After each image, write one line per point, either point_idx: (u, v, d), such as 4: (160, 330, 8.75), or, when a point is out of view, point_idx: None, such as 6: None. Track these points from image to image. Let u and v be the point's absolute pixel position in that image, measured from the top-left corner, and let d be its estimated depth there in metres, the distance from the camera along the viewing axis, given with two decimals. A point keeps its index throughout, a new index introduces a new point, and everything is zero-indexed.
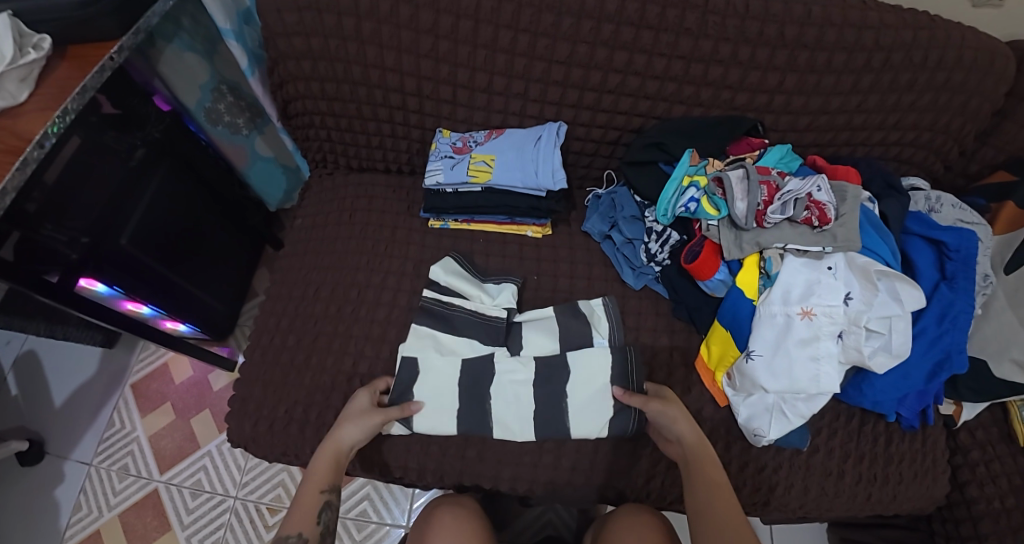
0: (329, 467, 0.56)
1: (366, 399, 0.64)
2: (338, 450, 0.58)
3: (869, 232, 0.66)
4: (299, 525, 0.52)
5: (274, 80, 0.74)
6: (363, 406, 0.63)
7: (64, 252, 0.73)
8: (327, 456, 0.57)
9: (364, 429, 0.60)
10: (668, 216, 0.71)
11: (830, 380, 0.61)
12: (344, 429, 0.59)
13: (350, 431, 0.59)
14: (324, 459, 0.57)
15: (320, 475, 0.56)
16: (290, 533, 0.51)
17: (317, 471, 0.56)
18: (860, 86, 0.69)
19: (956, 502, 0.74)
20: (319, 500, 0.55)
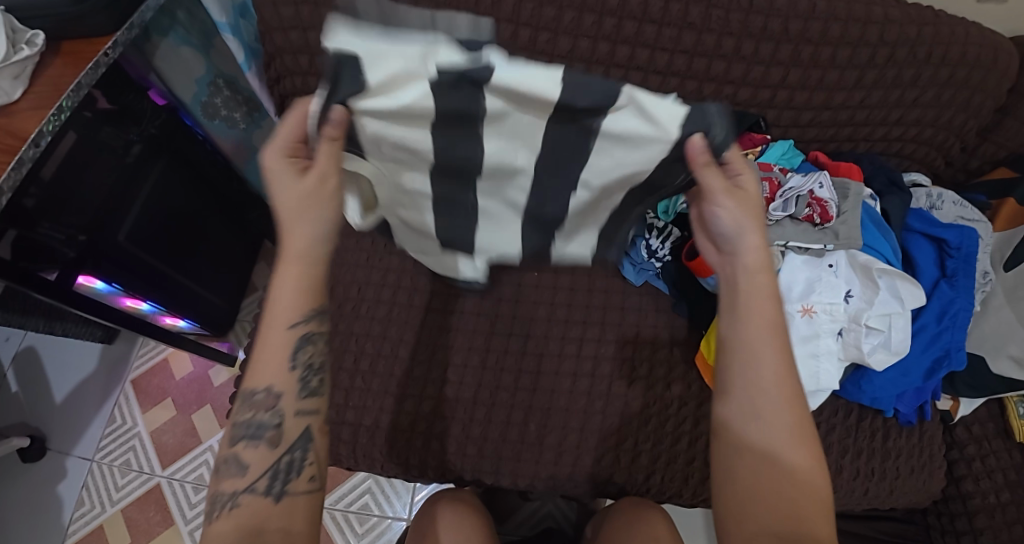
0: (302, 274, 0.40)
1: (290, 169, 0.40)
2: (302, 249, 0.40)
3: (871, 230, 0.66)
4: (269, 376, 0.41)
5: (272, 74, 0.73)
6: (296, 182, 0.40)
7: (62, 250, 0.71)
8: (291, 267, 0.40)
9: (314, 200, 0.39)
10: (668, 213, 0.72)
11: (829, 377, 0.62)
12: (292, 222, 0.39)
13: (298, 222, 0.39)
14: (290, 274, 0.40)
15: (287, 296, 0.40)
16: (256, 388, 0.40)
17: (285, 292, 0.40)
18: (864, 82, 0.68)
19: (951, 497, 0.75)
20: (290, 337, 0.41)
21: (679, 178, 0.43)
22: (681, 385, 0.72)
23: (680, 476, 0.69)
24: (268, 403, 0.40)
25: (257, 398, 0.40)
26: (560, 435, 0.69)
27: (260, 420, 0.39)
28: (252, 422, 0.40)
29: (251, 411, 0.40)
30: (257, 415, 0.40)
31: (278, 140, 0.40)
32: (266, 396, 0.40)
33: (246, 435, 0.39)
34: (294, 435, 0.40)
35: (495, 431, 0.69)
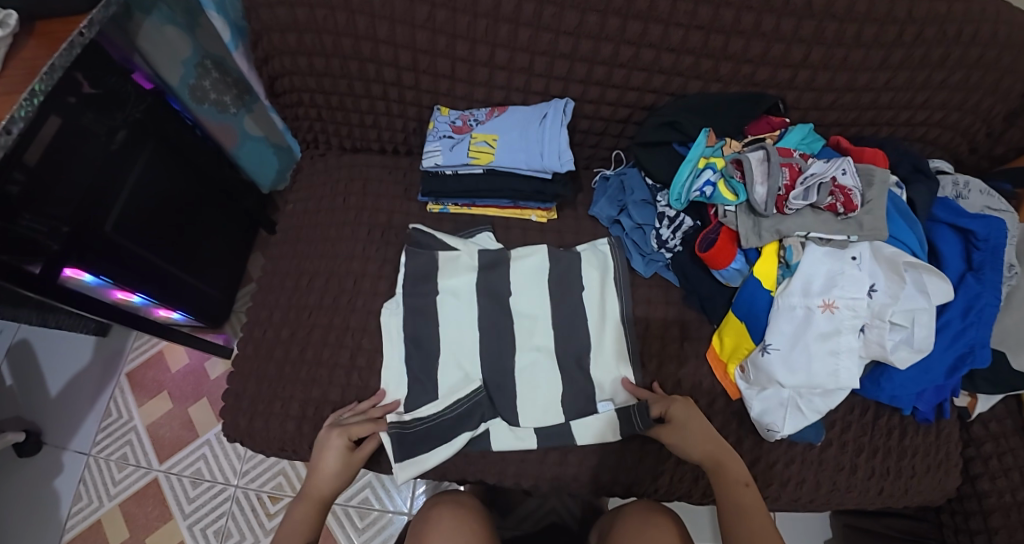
0: (312, 513, 0.59)
1: (339, 444, 0.60)
2: (320, 496, 0.59)
3: (897, 220, 0.62)
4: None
5: (259, 54, 0.69)
6: (338, 454, 0.60)
7: (44, 242, 0.69)
8: (308, 507, 0.59)
9: (343, 468, 0.60)
10: (682, 201, 0.66)
11: (849, 376, 0.58)
12: (321, 481, 0.59)
13: (325, 479, 0.59)
14: (306, 510, 0.58)
15: (300, 527, 0.57)
16: None
17: (298, 524, 0.57)
18: (890, 62, 0.63)
19: (966, 495, 0.73)
20: None
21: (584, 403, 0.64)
22: (691, 383, 0.69)
23: (690, 476, 0.67)
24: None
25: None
26: None
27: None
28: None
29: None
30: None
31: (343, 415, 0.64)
32: None
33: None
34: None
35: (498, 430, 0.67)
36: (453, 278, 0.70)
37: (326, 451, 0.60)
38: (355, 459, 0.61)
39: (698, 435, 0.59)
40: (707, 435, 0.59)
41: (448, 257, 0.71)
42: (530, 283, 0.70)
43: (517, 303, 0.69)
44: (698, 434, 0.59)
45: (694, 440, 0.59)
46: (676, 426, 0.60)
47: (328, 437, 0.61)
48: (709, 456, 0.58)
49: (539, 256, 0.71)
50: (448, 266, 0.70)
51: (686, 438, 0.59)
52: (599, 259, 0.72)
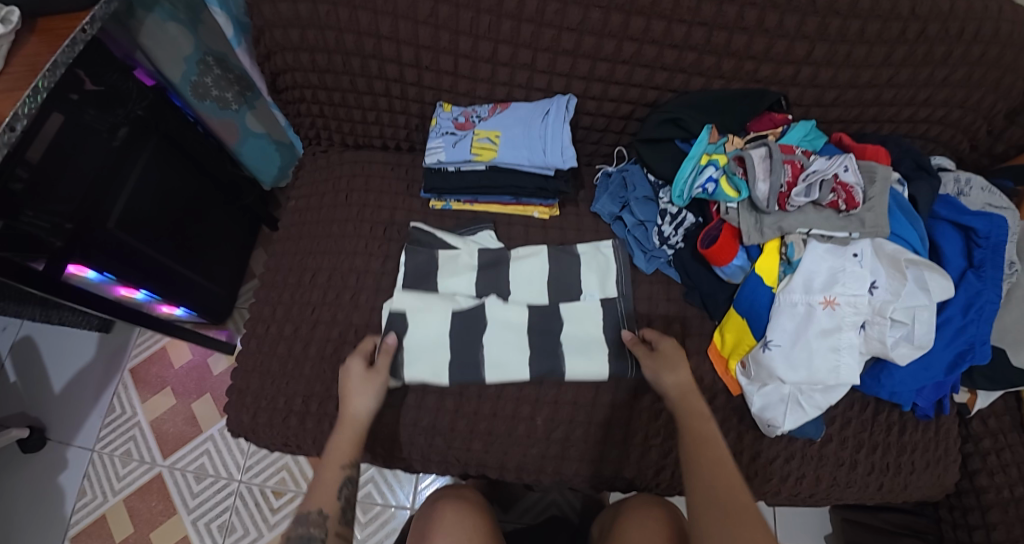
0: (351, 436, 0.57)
1: (358, 365, 0.62)
2: (354, 415, 0.58)
3: (898, 217, 0.63)
4: (320, 500, 0.53)
5: (261, 51, 0.69)
6: (360, 374, 0.61)
7: (49, 239, 0.71)
8: (346, 430, 0.58)
9: (369, 385, 0.60)
10: (684, 197, 0.67)
11: (850, 372, 0.59)
12: (353, 401, 0.59)
13: (357, 399, 0.59)
14: (344, 433, 0.57)
15: (340, 451, 0.56)
16: (310, 509, 0.53)
17: (337, 447, 0.56)
18: (893, 59, 0.63)
19: (965, 490, 0.73)
20: (340, 475, 0.55)
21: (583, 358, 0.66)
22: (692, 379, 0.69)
23: None
24: (318, 521, 0.52)
25: (311, 517, 0.52)
26: (569, 430, 0.67)
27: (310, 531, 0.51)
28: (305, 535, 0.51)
29: (304, 526, 0.51)
30: (308, 529, 0.51)
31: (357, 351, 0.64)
32: (318, 516, 0.52)
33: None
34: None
35: (501, 427, 0.67)
36: (454, 279, 0.71)
37: (348, 375, 0.61)
38: (377, 374, 0.61)
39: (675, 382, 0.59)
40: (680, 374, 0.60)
41: (447, 255, 0.72)
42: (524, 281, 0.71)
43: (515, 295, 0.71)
44: (673, 375, 0.59)
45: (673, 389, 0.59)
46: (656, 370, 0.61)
47: (347, 364, 0.62)
48: (684, 403, 0.57)
49: (536, 258, 0.72)
50: (448, 265, 0.72)
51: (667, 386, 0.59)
52: (600, 262, 0.73)
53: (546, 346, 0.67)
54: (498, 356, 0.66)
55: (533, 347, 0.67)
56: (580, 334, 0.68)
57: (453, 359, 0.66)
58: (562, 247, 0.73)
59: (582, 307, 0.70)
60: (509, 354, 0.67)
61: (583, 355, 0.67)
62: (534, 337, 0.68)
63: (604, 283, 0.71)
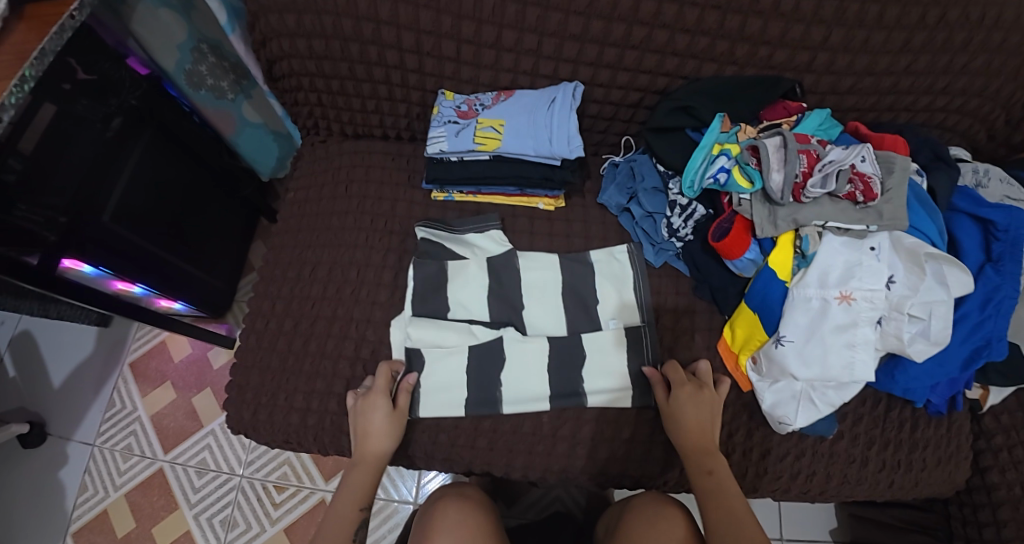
0: (368, 476, 0.58)
1: (383, 405, 0.60)
2: (377, 455, 0.59)
3: (916, 209, 0.60)
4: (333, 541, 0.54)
5: (256, 37, 0.67)
6: (387, 415, 0.60)
7: (41, 234, 0.68)
8: (367, 468, 0.58)
9: (393, 426, 0.60)
10: (695, 188, 0.64)
11: (864, 368, 0.57)
12: (376, 441, 0.59)
13: (381, 442, 0.59)
14: (365, 472, 0.58)
15: (359, 490, 0.58)
16: None
17: (356, 488, 0.58)
18: (912, 44, 0.60)
19: (976, 487, 0.72)
20: (357, 515, 0.57)
21: (605, 390, 0.65)
22: None
23: None
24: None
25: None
26: (575, 427, 0.66)
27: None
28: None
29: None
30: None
31: (377, 385, 0.61)
32: None
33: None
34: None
35: (505, 424, 0.66)
36: (462, 288, 0.69)
37: (371, 412, 0.60)
38: (401, 416, 0.61)
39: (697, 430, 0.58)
40: (702, 424, 0.58)
41: (457, 265, 0.70)
42: (540, 298, 0.69)
43: (532, 315, 0.69)
44: (694, 422, 0.58)
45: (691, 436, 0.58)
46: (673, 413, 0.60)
47: (372, 400, 0.60)
48: (704, 451, 0.57)
49: (547, 268, 0.71)
50: (458, 275, 0.70)
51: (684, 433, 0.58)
52: (615, 269, 0.71)
53: (564, 368, 0.66)
54: (517, 386, 0.65)
55: (554, 374, 0.66)
56: (601, 358, 0.66)
57: (470, 392, 0.65)
58: (575, 255, 0.72)
59: (604, 334, 0.68)
60: (529, 384, 0.65)
61: (603, 380, 0.66)
62: (555, 363, 0.66)
63: (621, 292, 0.70)
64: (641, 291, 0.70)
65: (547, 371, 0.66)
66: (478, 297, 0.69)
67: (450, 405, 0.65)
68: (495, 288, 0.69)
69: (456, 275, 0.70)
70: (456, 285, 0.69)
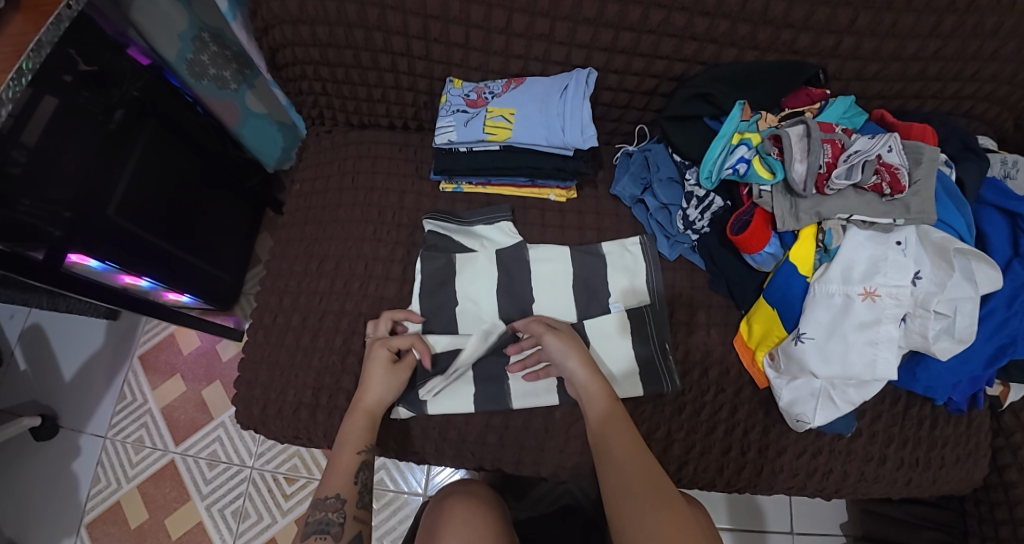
0: (363, 423, 0.56)
1: (384, 356, 0.59)
2: (370, 406, 0.57)
3: (945, 202, 0.58)
4: (338, 485, 0.52)
5: (258, 24, 0.65)
6: (385, 364, 0.59)
7: (46, 229, 0.67)
8: (359, 417, 0.56)
9: (391, 380, 0.58)
10: (713, 178, 0.62)
11: (887, 366, 0.55)
12: (372, 390, 0.58)
13: (374, 390, 0.58)
14: (357, 420, 0.56)
15: (355, 437, 0.55)
16: (327, 494, 0.51)
17: (352, 433, 0.55)
18: (942, 28, 0.57)
19: (993, 485, 0.69)
20: (357, 459, 0.53)
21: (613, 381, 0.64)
22: (718, 370, 0.66)
23: (714, 467, 0.64)
24: (335, 506, 0.50)
25: (329, 502, 0.50)
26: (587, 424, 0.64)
27: (328, 517, 0.49)
28: (323, 520, 0.49)
29: (321, 512, 0.50)
30: (326, 514, 0.49)
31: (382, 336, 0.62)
32: (335, 501, 0.50)
33: (316, 530, 0.48)
34: (349, 535, 0.49)
35: (516, 419, 0.65)
36: (472, 283, 0.68)
37: (370, 364, 0.59)
38: (401, 370, 0.60)
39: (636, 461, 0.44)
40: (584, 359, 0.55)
41: (465, 257, 0.69)
42: (550, 290, 0.68)
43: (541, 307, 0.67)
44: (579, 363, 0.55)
45: (627, 477, 0.43)
46: (603, 453, 0.47)
47: (373, 351, 0.60)
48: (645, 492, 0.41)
49: (558, 260, 0.69)
50: (466, 268, 0.68)
51: (621, 477, 0.43)
52: (627, 261, 0.69)
53: None
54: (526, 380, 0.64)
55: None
56: (608, 349, 0.65)
57: (478, 389, 0.64)
58: (586, 248, 0.70)
59: (609, 318, 0.66)
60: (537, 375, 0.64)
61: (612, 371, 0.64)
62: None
63: (634, 284, 0.68)
64: (654, 282, 0.68)
65: None
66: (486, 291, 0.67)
67: (458, 403, 0.63)
68: (505, 282, 0.68)
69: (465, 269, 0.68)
70: (465, 278, 0.68)
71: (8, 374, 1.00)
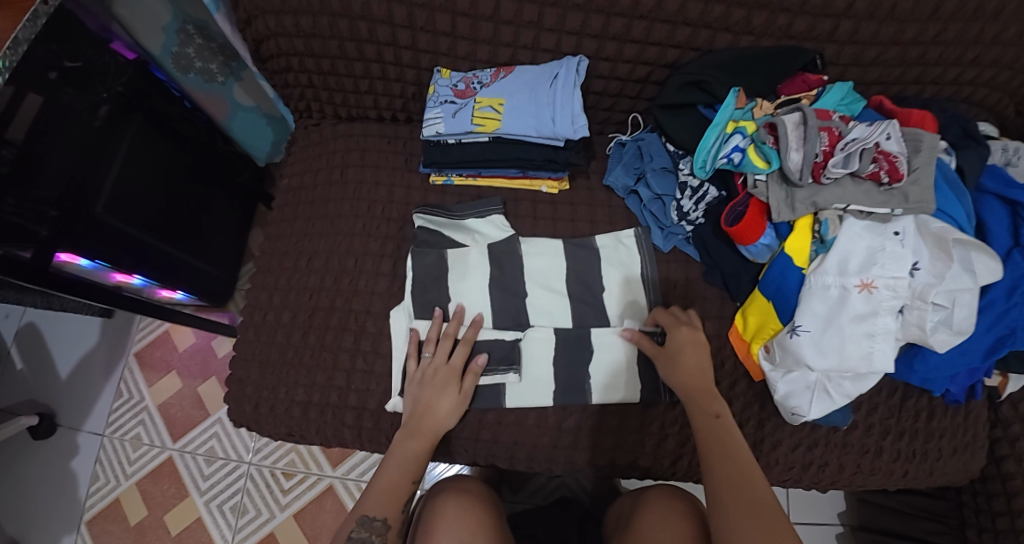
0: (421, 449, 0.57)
1: (451, 382, 0.60)
2: (436, 429, 0.58)
3: (944, 191, 0.56)
4: (386, 509, 0.53)
5: (240, 15, 0.63)
6: (453, 395, 0.60)
7: (33, 229, 0.65)
8: (424, 441, 0.57)
9: (457, 406, 0.59)
10: (707, 168, 0.61)
11: (884, 359, 0.54)
12: (441, 416, 0.58)
13: (444, 417, 0.58)
14: (422, 444, 0.57)
15: (414, 463, 0.56)
16: (375, 515, 0.52)
17: (413, 456, 0.56)
18: (943, 11, 0.55)
19: (991, 476, 0.69)
20: (409, 487, 0.55)
21: (613, 393, 0.63)
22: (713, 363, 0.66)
23: None
24: (380, 530, 0.52)
25: (376, 525, 0.52)
26: (579, 419, 0.64)
27: (371, 539, 0.51)
28: (365, 539, 0.51)
29: (366, 532, 0.51)
30: (370, 536, 0.51)
31: (443, 364, 0.61)
32: (381, 524, 0.52)
33: None
34: None
35: (509, 416, 0.64)
36: (464, 278, 0.67)
37: (440, 391, 0.59)
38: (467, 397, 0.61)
39: (734, 484, 0.44)
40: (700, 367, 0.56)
41: (457, 253, 0.68)
42: (541, 285, 0.67)
43: (533, 303, 0.66)
44: (693, 366, 0.56)
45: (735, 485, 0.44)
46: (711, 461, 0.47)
47: (440, 378, 0.60)
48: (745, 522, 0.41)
49: (552, 254, 0.68)
50: (457, 265, 0.67)
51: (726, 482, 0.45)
52: (622, 255, 0.68)
53: (571, 367, 0.64)
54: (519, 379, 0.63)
55: (560, 365, 0.64)
56: (606, 358, 0.64)
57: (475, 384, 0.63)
58: (580, 241, 0.69)
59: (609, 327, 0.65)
60: (533, 372, 0.64)
61: (611, 380, 0.63)
62: (561, 351, 0.64)
63: (629, 281, 0.67)
64: (648, 275, 0.67)
65: (551, 359, 0.64)
66: (480, 294, 0.66)
67: None
68: (497, 276, 0.67)
69: (459, 270, 0.67)
70: (456, 280, 0.67)
71: (6, 373, 1.01)
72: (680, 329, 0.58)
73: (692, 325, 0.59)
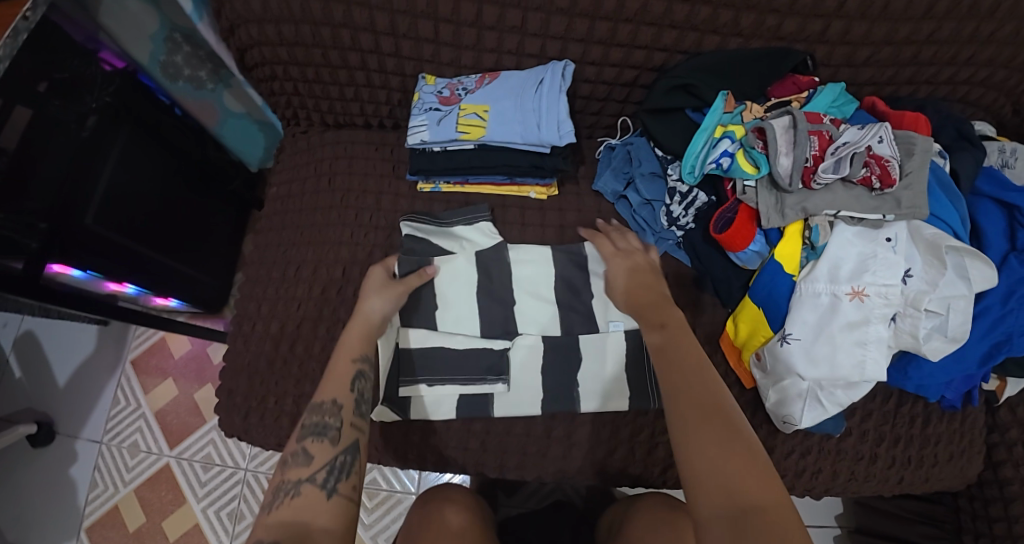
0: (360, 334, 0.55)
1: (379, 274, 0.62)
2: (367, 314, 0.57)
3: (938, 195, 0.55)
4: (333, 392, 0.50)
5: (222, 24, 0.63)
6: (381, 280, 0.61)
7: (23, 241, 0.66)
8: (357, 327, 0.56)
9: (389, 293, 0.59)
10: (695, 173, 0.60)
11: (876, 368, 0.53)
12: (370, 300, 0.58)
13: (376, 302, 0.58)
14: (355, 330, 0.55)
15: (350, 346, 0.54)
16: (324, 400, 0.49)
17: (349, 342, 0.54)
18: (936, 10, 0.54)
19: (988, 481, 0.67)
20: (352, 368, 0.52)
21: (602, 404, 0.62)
22: None
23: None
24: (332, 411, 0.48)
25: (325, 407, 0.48)
26: (568, 428, 0.64)
27: (326, 421, 0.47)
28: (320, 423, 0.47)
29: (319, 416, 0.48)
30: (323, 418, 0.47)
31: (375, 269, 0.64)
32: (332, 406, 0.48)
33: (312, 433, 0.46)
34: (347, 440, 0.47)
35: (497, 426, 0.64)
36: (450, 286, 0.66)
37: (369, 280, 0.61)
38: (400, 285, 0.61)
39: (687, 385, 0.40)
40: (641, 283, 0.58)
41: (443, 261, 0.66)
42: (529, 294, 0.66)
43: (522, 313, 0.65)
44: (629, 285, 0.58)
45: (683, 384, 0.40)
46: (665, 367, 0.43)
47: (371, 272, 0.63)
48: (694, 411, 0.37)
49: (541, 262, 0.67)
50: (445, 274, 0.66)
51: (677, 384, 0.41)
52: None
53: (559, 377, 0.63)
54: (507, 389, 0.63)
55: (549, 375, 0.63)
56: (596, 369, 0.63)
57: (464, 395, 0.63)
58: (569, 247, 0.68)
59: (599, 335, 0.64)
60: (522, 382, 0.63)
61: (601, 390, 0.63)
62: (550, 360, 0.64)
63: None
64: None
65: (540, 370, 0.64)
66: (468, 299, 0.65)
67: (444, 404, 0.63)
68: (485, 284, 0.66)
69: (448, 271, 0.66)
70: (445, 287, 0.66)
71: (5, 382, 1.02)
72: (618, 258, 0.61)
73: (628, 251, 0.62)
